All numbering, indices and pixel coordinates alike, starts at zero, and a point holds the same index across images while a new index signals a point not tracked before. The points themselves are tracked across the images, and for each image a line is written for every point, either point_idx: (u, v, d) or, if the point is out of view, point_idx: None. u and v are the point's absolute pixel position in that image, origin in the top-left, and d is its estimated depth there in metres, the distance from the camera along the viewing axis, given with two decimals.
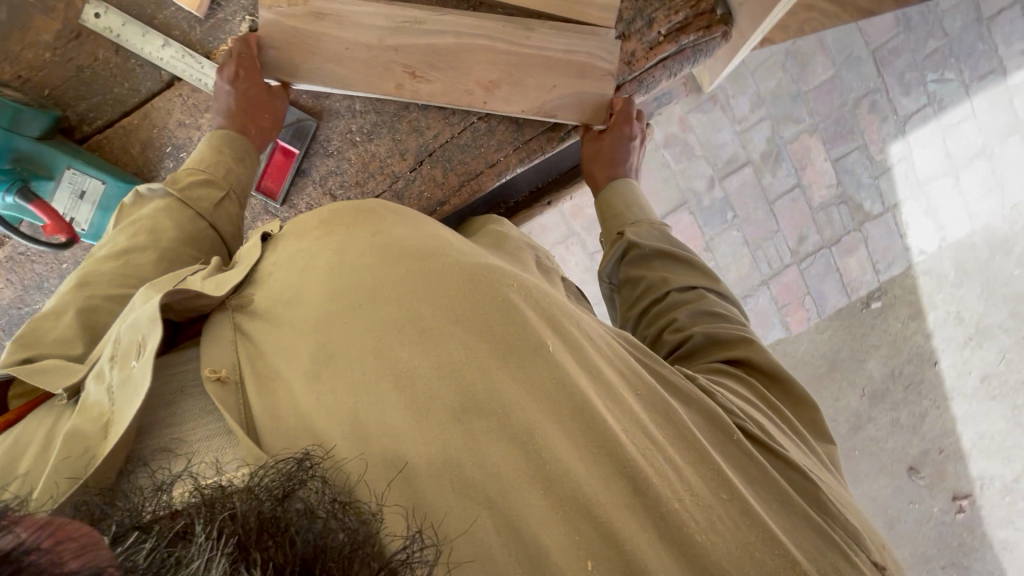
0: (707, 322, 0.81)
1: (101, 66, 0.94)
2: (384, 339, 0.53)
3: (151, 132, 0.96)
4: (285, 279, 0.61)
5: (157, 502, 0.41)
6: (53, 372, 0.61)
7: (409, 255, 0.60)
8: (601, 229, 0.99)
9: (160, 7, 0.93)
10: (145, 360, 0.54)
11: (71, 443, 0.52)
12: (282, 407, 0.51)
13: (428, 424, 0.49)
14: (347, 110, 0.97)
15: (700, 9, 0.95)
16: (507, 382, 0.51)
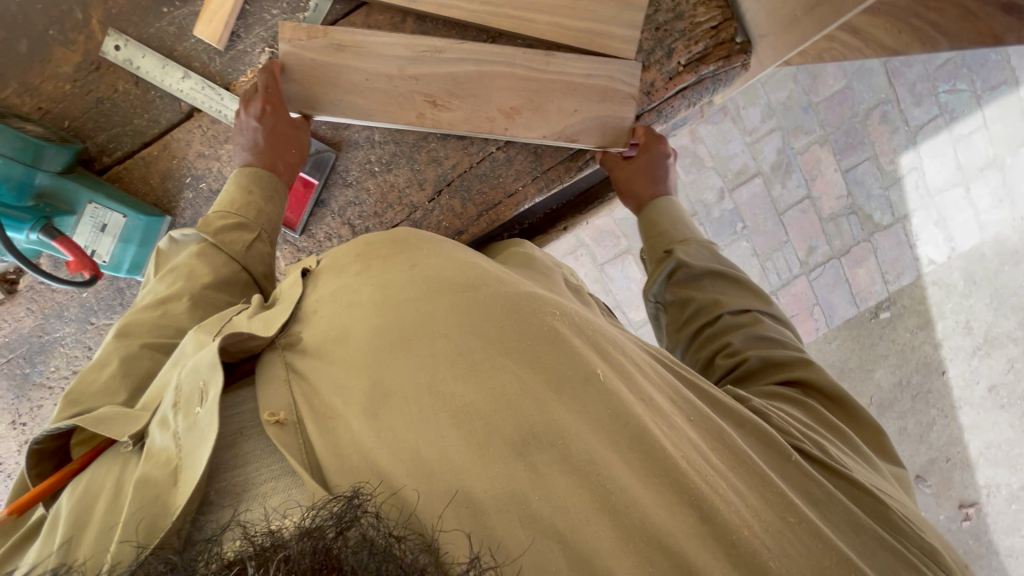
0: (763, 347, 0.77)
1: (122, 97, 0.94)
2: (438, 374, 0.51)
3: (172, 161, 0.96)
4: (332, 315, 0.59)
5: (212, 556, 0.40)
6: (113, 418, 0.59)
7: (453, 287, 0.58)
8: (643, 246, 0.95)
9: (180, 39, 0.93)
10: (209, 405, 0.51)
11: (141, 492, 0.49)
12: (346, 448, 0.49)
13: (487, 457, 0.47)
14: (366, 140, 0.98)
15: (720, 39, 0.95)
16: (564, 413, 0.50)
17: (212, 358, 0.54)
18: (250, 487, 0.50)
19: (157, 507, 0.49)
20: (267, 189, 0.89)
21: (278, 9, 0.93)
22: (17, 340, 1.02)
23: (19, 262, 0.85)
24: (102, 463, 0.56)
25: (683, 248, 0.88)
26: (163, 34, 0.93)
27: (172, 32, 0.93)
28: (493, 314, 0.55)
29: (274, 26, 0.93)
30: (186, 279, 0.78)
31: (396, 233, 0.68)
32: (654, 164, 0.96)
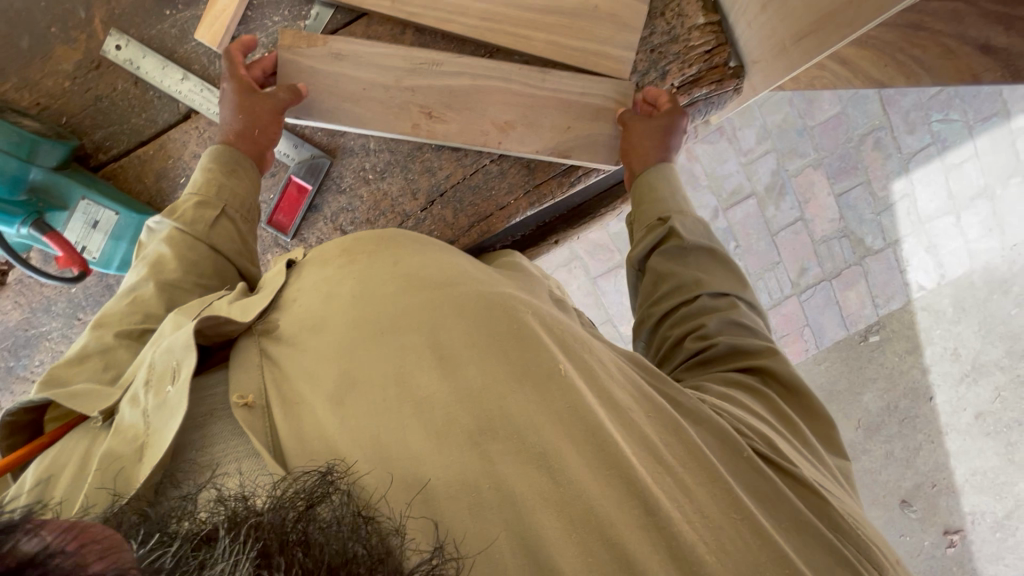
0: (734, 332, 0.77)
1: (120, 95, 0.95)
2: (406, 366, 0.52)
3: (167, 159, 0.97)
4: (310, 305, 0.60)
5: (184, 513, 0.41)
6: (85, 394, 0.60)
7: (428, 284, 0.59)
8: (636, 212, 0.91)
9: (181, 41, 0.94)
10: (180, 384, 0.52)
11: (110, 464, 0.51)
12: (309, 433, 0.50)
13: (444, 446, 0.48)
14: (361, 148, 0.99)
15: (713, 63, 0.96)
16: (523, 406, 0.50)
17: (185, 339, 0.55)
18: (215, 463, 0.50)
19: (121, 480, 0.49)
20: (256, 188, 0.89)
21: (279, 16, 0.95)
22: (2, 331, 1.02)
23: (7, 256, 0.86)
24: (71, 437, 0.57)
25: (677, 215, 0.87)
26: (164, 35, 0.94)
27: (173, 34, 0.94)
28: (461, 307, 0.57)
29: (275, 32, 0.95)
30: (180, 271, 0.79)
31: (381, 232, 0.69)
32: (660, 126, 0.91)
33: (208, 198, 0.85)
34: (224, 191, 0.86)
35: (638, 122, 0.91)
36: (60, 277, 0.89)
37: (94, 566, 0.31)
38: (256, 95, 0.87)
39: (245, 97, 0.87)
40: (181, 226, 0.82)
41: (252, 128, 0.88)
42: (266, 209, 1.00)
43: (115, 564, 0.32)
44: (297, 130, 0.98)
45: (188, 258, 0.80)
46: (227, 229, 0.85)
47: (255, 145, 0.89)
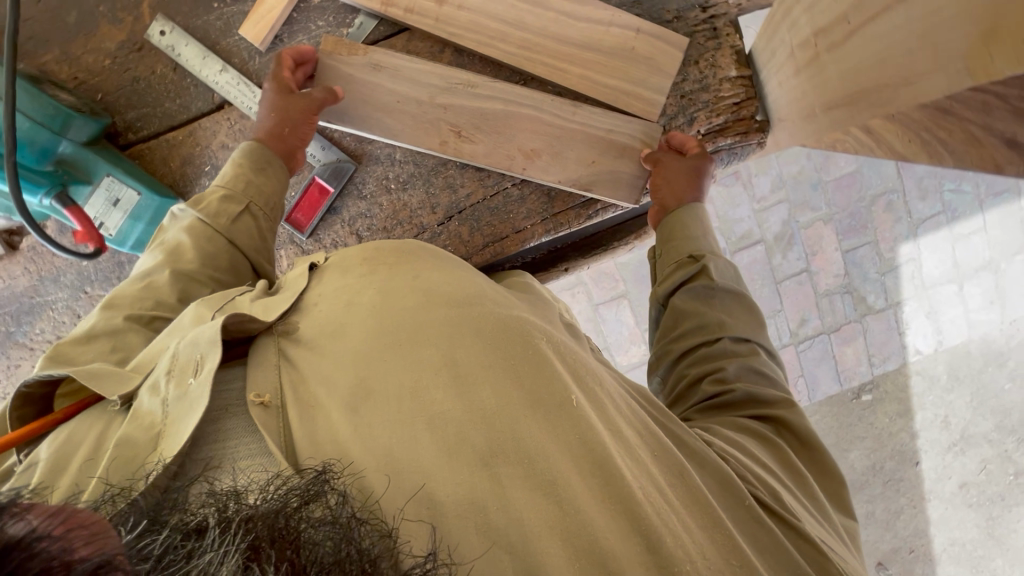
0: (752, 381, 0.78)
1: (159, 79, 0.96)
2: (422, 381, 0.52)
3: (198, 146, 0.98)
4: (330, 311, 0.60)
5: (176, 506, 0.41)
6: (103, 375, 0.60)
7: (448, 300, 0.60)
8: (664, 248, 0.92)
9: (225, 34, 0.96)
10: (203, 377, 0.52)
11: (124, 452, 0.50)
12: (322, 438, 0.50)
13: (454, 463, 0.48)
14: (387, 157, 1.00)
15: (740, 115, 0.99)
16: (535, 431, 0.51)
17: (211, 334, 0.55)
18: (226, 459, 0.49)
19: (135, 467, 0.49)
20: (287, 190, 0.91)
21: (323, 22, 0.97)
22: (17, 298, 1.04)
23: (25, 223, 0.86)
24: (85, 418, 0.57)
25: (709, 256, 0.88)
26: (209, 27, 0.96)
27: (218, 26, 0.96)
28: (484, 325, 0.57)
29: (317, 36, 0.97)
30: (196, 262, 0.81)
31: (399, 244, 0.70)
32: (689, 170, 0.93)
33: (234, 192, 0.86)
34: (251, 186, 0.87)
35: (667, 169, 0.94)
36: (76, 251, 0.90)
37: (80, 552, 0.32)
38: (290, 96, 0.88)
39: (285, 100, 0.88)
40: (204, 218, 0.83)
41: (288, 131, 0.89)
42: (286, 206, 1.01)
43: (98, 552, 0.32)
44: (327, 132, 1.00)
45: (208, 252, 0.82)
46: (247, 225, 0.86)
47: (288, 147, 0.90)
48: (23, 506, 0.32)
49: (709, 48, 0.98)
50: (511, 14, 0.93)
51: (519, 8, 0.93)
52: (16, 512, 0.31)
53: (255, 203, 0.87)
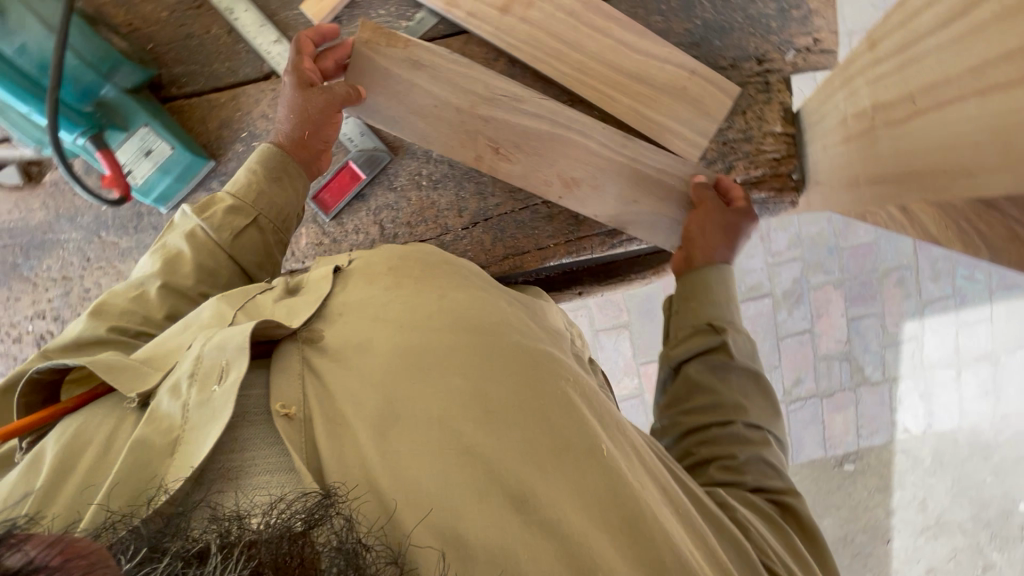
0: (762, 471, 0.75)
1: (213, 40, 0.96)
2: (449, 412, 0.53)
3: (239, 111, 0.98)
4: (356, 324, 0.62)
5: (176, 530, 0.41)
6: (121, 367, 0.60)
7: (476, 328, 0.60)
8: (685, 309, 0.88)
9: (285, 7, 0.96)
10: (227, 387, 0.52)
11: (139, 456, 0.50)
12: (349, 460, 0.51)
13: (484, 505, 0.49)
14: (424, 154, 1.00)
15: (779, 171, 0.99)
16: (563, 479, 0.51)
17: (240, 340, 0.55)
18: (242, 475, 0.49)
19: (148, 474, 0.50)
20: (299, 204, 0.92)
21: (384, 11, 0.97)
22: (33, 229, 1.03)
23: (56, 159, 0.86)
24: (95, 412, 0.57)
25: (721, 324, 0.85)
26: None
27: None
28: (520, 362, 0.58)
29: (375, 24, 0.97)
30: (192, 276, 0.82)
31: (425, 258, 0.72)
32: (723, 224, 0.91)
33: (243, 204, 0.87)
34: (264, 197, 0.88)
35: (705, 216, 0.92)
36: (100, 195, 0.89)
37: None
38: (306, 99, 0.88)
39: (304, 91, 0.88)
40: (207, 228, 0.85)
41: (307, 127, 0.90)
42: (314, 184, 1.01)
43: None
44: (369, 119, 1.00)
45: (207, 265, 0.83)
46: (252, 237, 0.87)
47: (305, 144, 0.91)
48: (20, 536, 0.32)
49: (758, 100, 0.98)
50: (570, 35, 0.93)
51: (580, 30, 0.93)
52: (13, 542, 0.31)
53: (262, 215, 0.88)
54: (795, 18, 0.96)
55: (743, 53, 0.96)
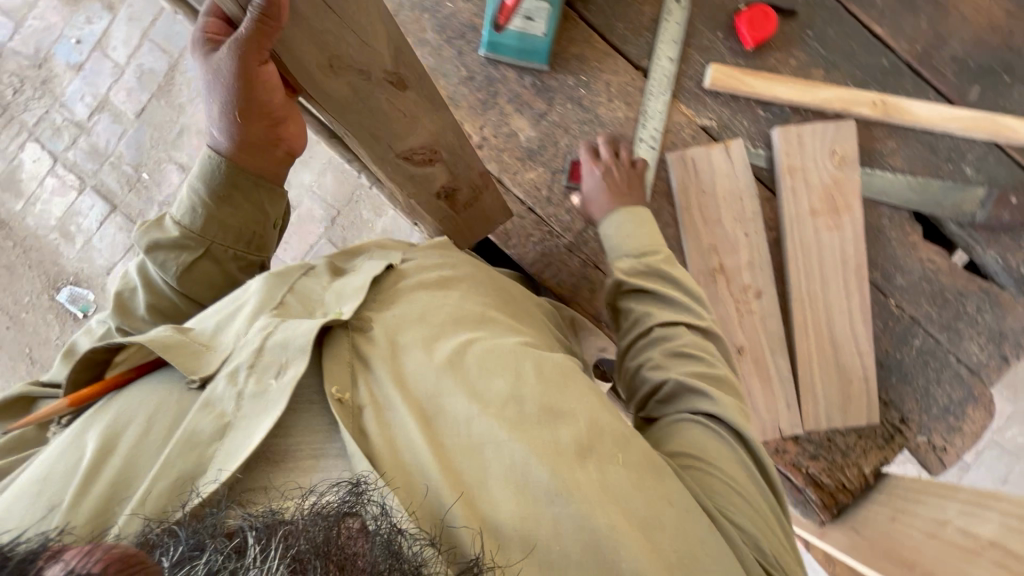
0: (686, 370, 0.86)
1: (638, 10, 1.06)
2: (486, 410, 0.75)
3: (600, 64, 1.07)
4: (406, 319, 0.86)
5: (223, 526, 0.56)
6: (179, 348, 0.78)
7: (523, 353, 0.82)
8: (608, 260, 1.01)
9: (701, 49, 1.06)
10: (282, 384, 0.73)
11: (190, 445, 0.68)
12: (399, 446, 0.72)
13: (521, 494, 0.69)
14: (662, 222, 1.07)
15: (836, 493, 1.08)
16: (584, 474, 0.71)
17: (301, 343, 0.75)
18: (298, 447, 0.71)
19: (194, 460, 0.68)
20: (260, 220, 0.95)
21: (746, 125, 1.07)
22: None
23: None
24: (150, 392, 0.77)
25: (614, 247, 0.99)
26: (700, 34, 1.06)
27: (704, 39, 1.06)
28: (548, 377, 0.80)
29: (733, 123, 1.07)
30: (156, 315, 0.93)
31: (478, 272, 1.00)
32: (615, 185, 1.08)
33: (186, 241, 0.92)
34: (214, 222, 0.92)
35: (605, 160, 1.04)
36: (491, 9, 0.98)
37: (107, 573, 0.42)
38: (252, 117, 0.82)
39: (214, 62, 0.75)
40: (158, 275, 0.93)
41: (232, 109, 0.80)
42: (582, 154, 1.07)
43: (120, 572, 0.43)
44: (660, 163, 1.07)
45: (159, 302, 0.94)
46: (206, 269, 0.94)
47: (248, 141, 0.86)
48: (54, 548, 0.43)
49: (876, 438, 1.08)
50: (828, 274, 1.04)
51: (837, 278, 1.04)
52: (52, 556, 0.42)
53: (216, 250, 0.94)
54: (950, 421, 1.07)
55: (900, 404, 1.08)
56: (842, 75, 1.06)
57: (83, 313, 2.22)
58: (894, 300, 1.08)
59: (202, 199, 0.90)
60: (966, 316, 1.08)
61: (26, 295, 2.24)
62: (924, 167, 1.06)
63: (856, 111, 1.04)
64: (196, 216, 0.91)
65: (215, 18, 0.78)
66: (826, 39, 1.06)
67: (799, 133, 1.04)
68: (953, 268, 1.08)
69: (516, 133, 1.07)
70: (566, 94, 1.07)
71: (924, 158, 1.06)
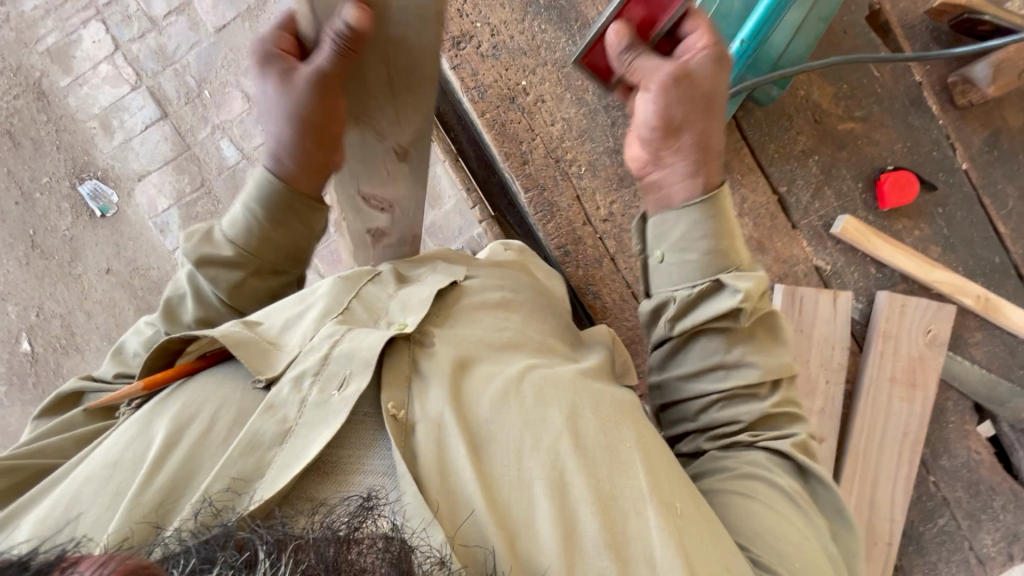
0: (771, 409, 0.77)
1: (793, 137, 1.07)
2: (541, 441, 0.67)
3: (741, 177, 1.07)
4: (467, 335, 0.78)
5: (232, 528, 0.50)
6: (249, 345, 0.71)
7: (583, 389, 0.73)
8: (681, 267, 0.80)
9: (838, 193, 1.08)
10: (346, 396, 0.65)
11: (248, 449, 0.60)
12: (443, 471, 0.63)
13: (572, 542, 0.61)
14: None
15: None
16: (643, 524, 0.63)
17: (366, 356, 0.68)
18: (336, 459, 0.62)
19: (250, 466, 0.60)
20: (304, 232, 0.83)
21: (856, 278, 1.09)
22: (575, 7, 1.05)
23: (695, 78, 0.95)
24: (208, 384, 0.69)
25: (677, 253, 0.78)
26: (842, 178, 1.08)
27: (844, 184, 1.08)
28: (606, 416, 0.71)
29: (845, 271, 1.09)
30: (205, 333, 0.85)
31: (535, 298, 0.92)
32: (716, 72, 0.76)
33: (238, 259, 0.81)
34: (268, 245, 0.81)
35: (686, 80, 0.75)
36: None
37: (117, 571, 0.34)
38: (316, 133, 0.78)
39: (296, 85, 0.74)
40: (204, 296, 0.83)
41: (307, 126, 0.77)
42: None
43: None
44: (767, 289, 1.08)
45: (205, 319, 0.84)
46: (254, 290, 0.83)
47: (299, 156, 0.79)
48: (73, 560, 0.34)
49: None
50: (887, 440, 1.08)
51: (893, 446, 1.08)
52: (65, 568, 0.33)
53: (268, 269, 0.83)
54: None
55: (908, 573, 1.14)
56: (955, 259, 1.10)
57: (103, 212, 2.11)
58: (933, 477, 1.13)
59: (257, 219, 0.80)
60: (990, 509, 1.14)
61: (46, 176, 2.12)
62: (999, 365, 1.11)
63: (960, 299, 1.08)
64: (241, 229, 0.81)
65: (281, 40, 0.76)
66: (952, 221, 1.09)
67: (903, 304, 1.07)
68: (993, 463, 1.13)
69: None
70: None
71: (1001, 357, 1.11)
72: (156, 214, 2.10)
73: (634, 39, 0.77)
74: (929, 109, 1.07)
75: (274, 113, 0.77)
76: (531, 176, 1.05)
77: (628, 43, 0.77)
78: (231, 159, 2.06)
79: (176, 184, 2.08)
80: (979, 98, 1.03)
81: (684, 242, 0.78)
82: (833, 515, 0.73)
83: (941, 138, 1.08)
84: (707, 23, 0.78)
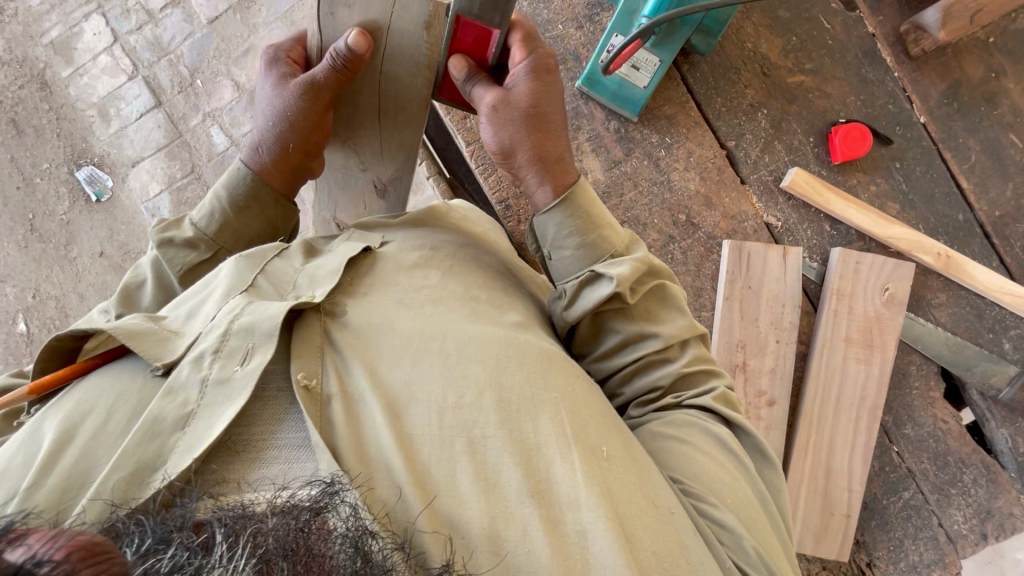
0: (689, 373, 0.69)
1: (741, 91, 1.05)
2: (461, 397, 0.55)
3: (688, 132, 1.05)
4: (387, 296, 0.64)
5: (177, 511, 0.41)
6: (140, 333, 0.56)
7: (510, 338, 0.61)
8: (558, 255, 0.73)
9: (790, 147, 1.05)
10: (250, 370, 0.52)
11: (144, 435, 0.48)
12: (353, 441, 0.52)
13: (493, 499, 0.51)
14: (700, 304, 1.05)
15: None
16: (586, 479, 0.53)
17: (268, 329, 0.55)
18: (248, 429, 0.50)
19: (148, 454, 0.47)
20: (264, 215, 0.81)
21: (809, 236, 1.06)
22: None
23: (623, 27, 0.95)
24: (100, 382, 0.54)
25: (555, 251, 0.73)
26: (794, 132, 1.05)
27: (795, 138, 1.05)
28: (533, 366, 0.59)
29: (797, 228, 1.06)
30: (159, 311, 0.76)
31: (467, 241, 0.79)
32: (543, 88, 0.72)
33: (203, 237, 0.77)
34: (230, 231, 0.78)
35: (507, 104, 0.72)
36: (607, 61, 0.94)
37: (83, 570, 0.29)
38: (294, 134, 0.77)
39: (287, 91, 0.75)
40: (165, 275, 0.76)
41: (285, 126, 0.76)
42: (643, 211, 1.05)
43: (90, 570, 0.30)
44: (715, 245, 1.05)
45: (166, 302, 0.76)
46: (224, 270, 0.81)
47: (273, 152, 0.78)
48: (20, 532, 0.30)
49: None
50: (843, 403, 1.03)
51: (849, 409, 1.03)
52: (14, 537, 0.30)
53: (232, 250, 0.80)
54: None
55: (874, 551, 1.05)
56: (916, 216, 1.05)
57: (98, 198, 1.84)
58: (896, 447, 1.07)
59: (221, 205, 0.78)
60: (960, 484, 1.06)
61: (46, 161, 1.85)
62: (966, 329, 1.06)
63: (918, 256, 1.03)
64: (209, 218, 0.78)
65: (293, 53, 0.79)
66: (912, 176, 1.05)
67: (858, 259, 1.03)
68: (962, 434, 1.07)
69: (585, 172, 1.05)
70: (647, 150, 1.05)
71: (969, 320, 1.06)
72: (149, 198, 1.85)
73: (470, 69, 0.75)
74: (884, 61, 1.05)
75: (260, 108, 0.77)
76: (472, 131, 1.06)
77: (465, 74, 0.74)
78: (220, 146, 1.84)
79: (167, 170, 1.85)
80: (931, 45, 1.02)
81: (557, 240, 0.72)
82: (758, 457, 0.67)
83: (897, 90, 1.05)
84: (528, 30, 0.73)
